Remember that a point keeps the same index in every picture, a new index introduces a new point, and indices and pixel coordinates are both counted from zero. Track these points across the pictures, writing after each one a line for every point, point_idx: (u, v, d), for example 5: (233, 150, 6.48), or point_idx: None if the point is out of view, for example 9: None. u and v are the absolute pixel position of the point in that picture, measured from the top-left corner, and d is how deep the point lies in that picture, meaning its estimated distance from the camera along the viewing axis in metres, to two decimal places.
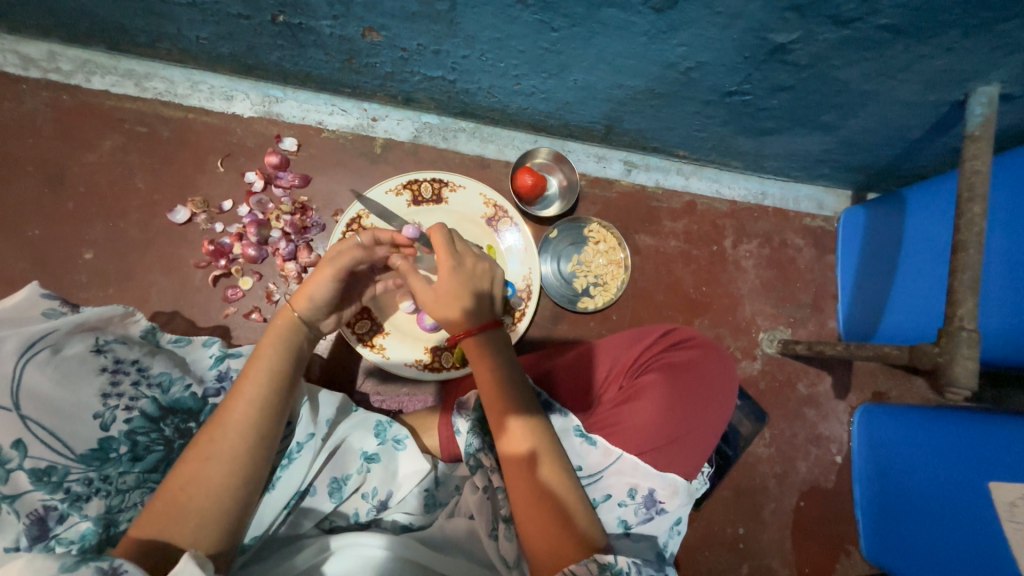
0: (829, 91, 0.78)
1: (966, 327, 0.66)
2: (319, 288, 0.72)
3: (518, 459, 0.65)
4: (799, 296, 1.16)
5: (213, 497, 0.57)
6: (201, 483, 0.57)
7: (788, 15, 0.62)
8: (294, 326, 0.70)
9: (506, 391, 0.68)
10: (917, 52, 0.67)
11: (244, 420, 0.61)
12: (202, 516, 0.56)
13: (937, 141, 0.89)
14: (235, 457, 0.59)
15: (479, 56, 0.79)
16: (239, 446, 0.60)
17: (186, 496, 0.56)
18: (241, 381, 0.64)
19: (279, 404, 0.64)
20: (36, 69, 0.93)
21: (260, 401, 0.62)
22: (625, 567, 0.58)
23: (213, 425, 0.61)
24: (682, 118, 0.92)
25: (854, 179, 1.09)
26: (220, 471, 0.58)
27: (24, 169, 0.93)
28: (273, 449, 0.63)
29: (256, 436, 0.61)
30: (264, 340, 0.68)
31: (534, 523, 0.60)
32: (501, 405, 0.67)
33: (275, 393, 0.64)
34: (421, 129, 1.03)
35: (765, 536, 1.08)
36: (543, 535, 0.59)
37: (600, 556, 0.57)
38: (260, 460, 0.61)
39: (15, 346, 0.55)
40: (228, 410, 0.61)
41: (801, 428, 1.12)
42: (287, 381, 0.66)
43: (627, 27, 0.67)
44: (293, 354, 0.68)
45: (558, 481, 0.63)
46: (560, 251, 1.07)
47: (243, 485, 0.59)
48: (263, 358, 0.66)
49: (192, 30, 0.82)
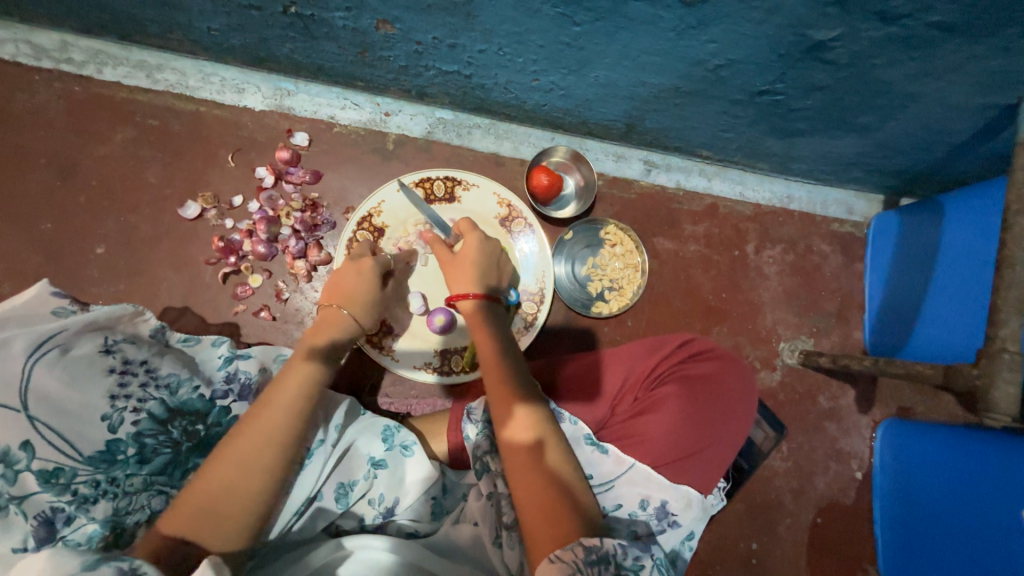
0: (870, 91, 0.73)
1: (1010, 349, 0.62)
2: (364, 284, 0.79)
3: (523, 454, 0.62)
4: (824, 305, 1.11)
5: (240, 503, 0.56)
6: (230, 488, 0.56)
7: (829, 11, 0.58)
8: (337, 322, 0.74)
9: (516, 387, 0.68)
10: (971, 52, 0.62)
11: (275, 424, 0.60)
12: (228, 518, 0.55)
13: (983, 146, 0.83)
14: (262, 461, 0.58)
15: (496, 50, 0.76)
16: (267, 450, 0.58)
17: (212, 499, 0.55)
18: (274, 386, 0.63)
19: (308, 411, 0.63)
20: (48, 59, 0.92)
21: (291, 408, 0.61)
22: (612, 550, 0.55)
23: (241, 428, 0.59)
24: (707, 118, 0.88)
25: (887, 183, 1.04)
26: (250, 478, 0.57)
27: (36, 162, 0.93)
28: (299, 456, 0.62)
29: (283, 438, 0.60)
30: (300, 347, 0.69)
31: (541, 524, 0.57)
32: (508, 400, 0.66)
33: (305, 400, 0.63)
34: (435, 124, 1.00)
35: (778, 551, 1.05)
36: (547, 528, 0.56)
37: (587, 540, 0.55)
38: (288, 466, 0.60)
39: (24, 345, 0.55)
40: (258, 413, 0.60)
41: (820, 442, 1.08)
42: (318, 388, 0.65)
43: (655, 22, 0.63)
44: (325, 363, 0.67)
45: (573, 484, 0.62)
46: (575, 254, 1.03)
47: (270, 489, 0.58)
48: (299, 365, 0.65)
49: (203, 21, 0.80)
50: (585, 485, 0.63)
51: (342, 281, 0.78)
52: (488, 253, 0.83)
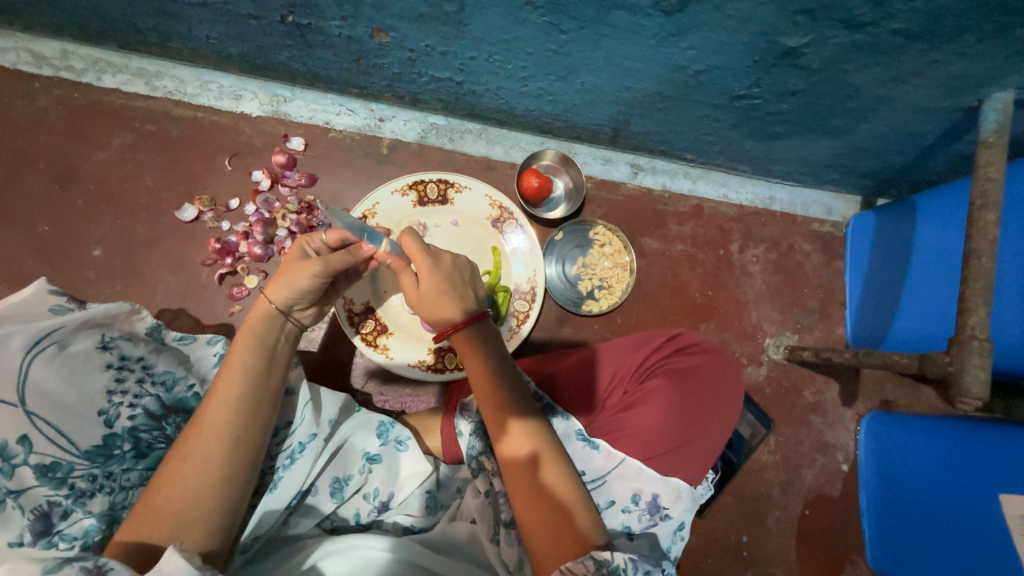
0: (840, 95, 0.77)
1: (978, 336, 0.65)
2: (299, 273, 0.67)
3: (519, 471, 0.62)
4: (806, 302, 1.14)
5: (190, 499, 0.54)
6: (179, 484, 0.54)
7: (799, 19, 0.62)
8: (271, 319, 0.66)
9: (508, 402, 0.65)
10: (932, 58, 0.67)
11: (223, 422, 0.58)
12: (179, 515, 0.53)
13: (950, 147, 0.88)
14: (211, 455, 0.56)
15: (487, 57, 0.79)
16: (217, 447, 0.57)
17: (162, 496, 0.53)
18: (216, 382, 0.61)
19: (256, 401, 0.60)
20: (48, 67, 0.94)
21: (234, 403, 0.59)
22: (622, 563, 0.56)
23: (190, 426, 0.58)
24: (690, 121, 0.91)
25: (863, 184, 1.08)
26: (196, 473, 0.55)
27: (35, 167, 0.94)
28: (256, 449, 0.60)
29: (230, 432, 0.58)
30: (237, 339, 0.64)
31: (539, 532, 0.58)
32: (501, 417, 0.64)
33: (248, 390, 0.60)
34: (428, 129, 1.03)
35: (768, 544, 1.07)
36: (545, 532, 0.58)
37: (596, 553, 0.55)
38: (241, 460, 0.58)
39: (21, 341, 0.54)
40: (204, 410, 0.58)
41: (807, 436, 1.11)
42: (263, 375, 0.62)
43: (636, 30, 0.67)
44: (267, 350, 0.64)
45: (561, 491, 0.61)
46: (565, 254, 1.06)
47: (225, 483, 0.56)
48: (236, 356, 0.62)
49: (202, 30, 0.83)
50: (583, 491, 0.62)
51: (285, 269, 0.67)
52: (449, 278, 0.69)
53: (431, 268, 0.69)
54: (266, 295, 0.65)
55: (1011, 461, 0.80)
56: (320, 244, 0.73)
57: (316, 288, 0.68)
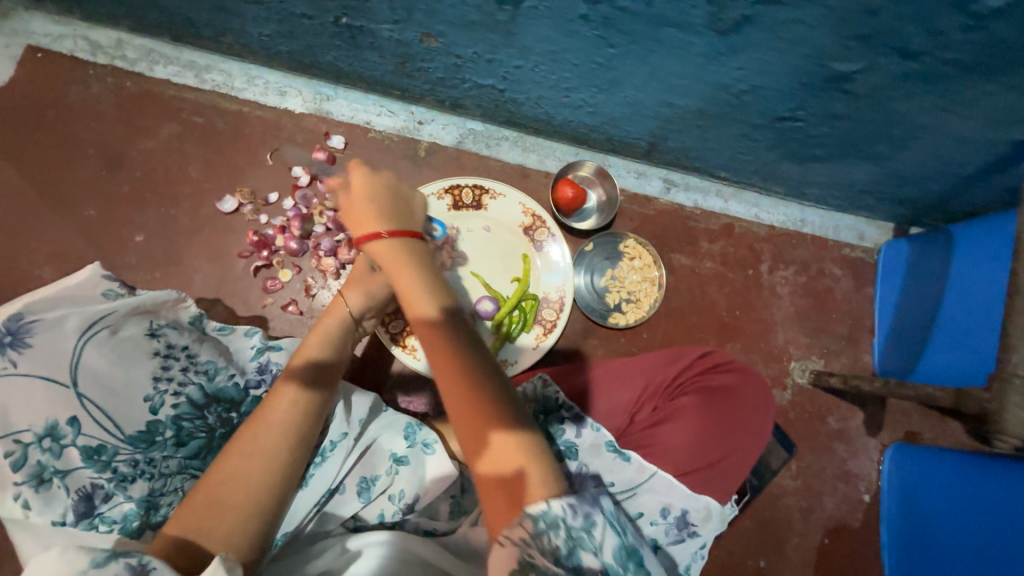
0: (887, 122, 0.77)
1: (1020, 373, 0.62)
2: (372, 282, 0.78)
3: (499, 495, 0.53)
4: (835, 327, 1.13)
5: (252, 496, 0.55)
6: (243, 480, 0.55)
7: (852, 45, 0.62)
8: (344, 322, 0.73)
9: (487, 412, 0.57)
10: (986, 89, 0.66)
11: (288, 420, 0.60)
12: (240, 512, 0.54)
13: (993, 179, 0.86)
14: (275, 454, 0.58)
15: (531, 67, 0.79)
16: (282, 445, 0.58)
17: (226, 492, 0.54)
18: (284, 378, 0.63)
19: (323, 405, 0.63)
20: (103, 55, 0.96)
21: (304, 404, 0.61)
22: (561, 512, 0.50)
23: (255, 421, 0.59)
24: (729, 140, 0.91)
25: (898, 212, 1.07)
26: (261, 470, 0.56)
27: (85, 152, 0.96)
28: (312, 450, 0.61)
29: (295, 432, 0.60)
30: (307, 338, 0.70)
31: (485, 494, 0.54)
32: (475, 427, 0.57)
33: (317, 392, 0.63)
34: (466, 135, 1.04)
35: (785, 571, 1.05)
36: (489, 492, 0.54)
37: (530, 507, 0.50)
38: (300, 461, 0.60)
39: (76, 324, 0.55)
40: (270, 406, 0.60)
41: (829, 463, 1.09)
42: (329, 376, 0.66)
43: (685, 47, 0.67)
44: (332, 350, 0.69)
45: (496, 448, 0.55)
46: (594, 265, 1.06)
47: (283, 482, 0.58)
48: (306, 354, 0.67)
49: (255, 27, 0.84)
50: (538, 460, 0.55)
51: (358, 278, 0.78)
52: (382, 197, 0.82)
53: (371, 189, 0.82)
54: (345, 300, 0.75)
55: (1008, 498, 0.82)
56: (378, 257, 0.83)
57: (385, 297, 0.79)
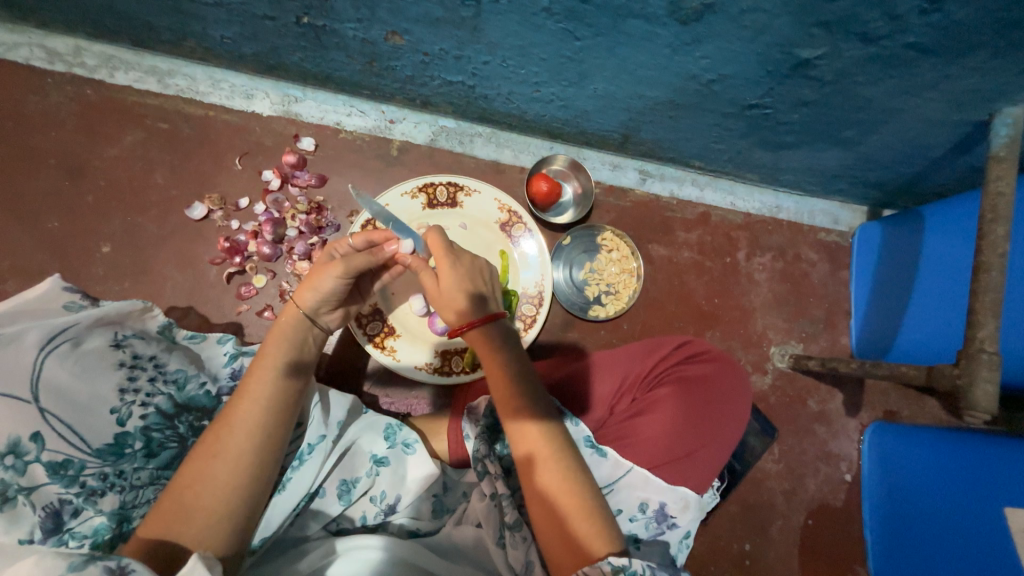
0: (852, 107, 0.77)
1: (987, 349, 0.64)
2: (324, 277, 0.69)
3: (562, 542, 0.58)
4: (812, 311, 1.15)
5: (221, 497, 0.55)
6: (210, 483, 0.55)
7: (815, 31, 0.62)
8: (298, 323, 0.67)
9: (576, 492, 0.61)
10: (944, 72, 0.67)
11: (254, 421, 0.59)
12: (210, 514, 0.54)
13: (959, 159, 0.88)
14: (242, 455, 0.57)
15: (500, 62, 0.79)
16: (248, 446, 0.57)
17: (192, 494, 0.54)
18: (246, 380, 0.61)
19: (289, 405, 0.62)
20: (61, 63, 0.94)
21: (268, 403, 0.60)
22: (641, 569, 0.56)
23: (220, 423, 0.58)
24: (701, 129, 0.92)
25: (870, 195, 1.09)
26: (227, 472, 0.56)
27: (45, 162, 0.94)
28: (282, 448, 0.61)
29: (261, 433, 0.59)
30: (267, 340, 0.66)
31: (551, 539, 0.59)
32: (558, 504, 0.60)
33: (282, 392, 0.61)
34: (438, 132, 1.03)
35: (770, 553, 1.07)
36: (556, 538, 0.59)
37: (615, 559, 0.55)
38: (269, 461, 0.59)
39: (37, 338, 0.54)
40: (234, 408, 0.59)
41: (810, 445, 1.11)
42: (295, 378, 0.63)
43: (651, 39, 0.67)
44: (296, 351, 0.66)
45: (566, 498, 0.60)
46: (573, 259, 1.06)
47: (254, 482, 0.57)
48: (268, 356, 0.63)
49: (217, 30, 0.83)
50: (604, 514, 0.61)
51: (311, 274, 0.70)
52: (469, 276, 0.70)
53: (453, 267, 0.70)
54: (294, 300, 0.68)
55: (994, 474, 0.83)
56: (347, 249, 0.74)
57: (340, 290, 0.70)
